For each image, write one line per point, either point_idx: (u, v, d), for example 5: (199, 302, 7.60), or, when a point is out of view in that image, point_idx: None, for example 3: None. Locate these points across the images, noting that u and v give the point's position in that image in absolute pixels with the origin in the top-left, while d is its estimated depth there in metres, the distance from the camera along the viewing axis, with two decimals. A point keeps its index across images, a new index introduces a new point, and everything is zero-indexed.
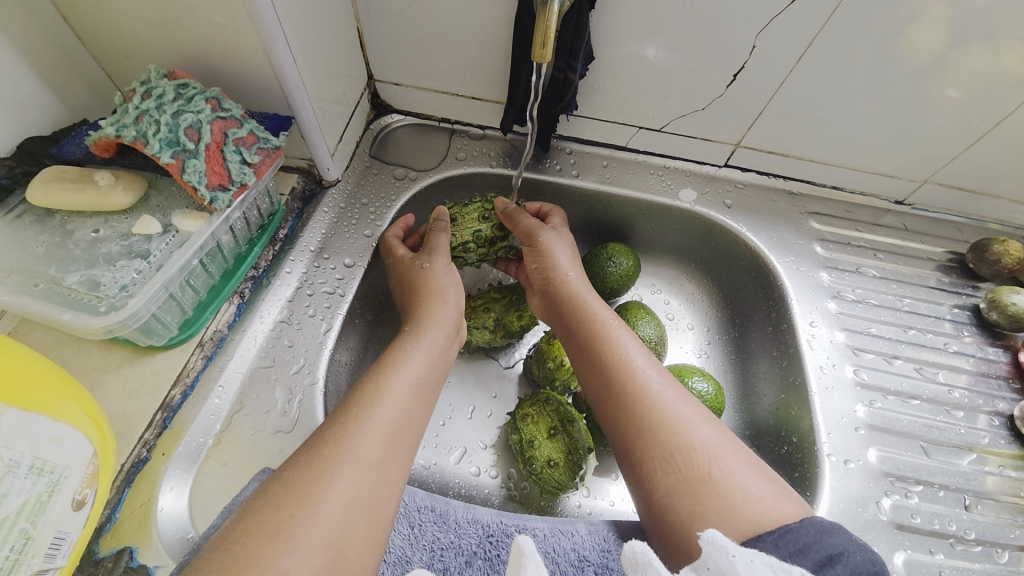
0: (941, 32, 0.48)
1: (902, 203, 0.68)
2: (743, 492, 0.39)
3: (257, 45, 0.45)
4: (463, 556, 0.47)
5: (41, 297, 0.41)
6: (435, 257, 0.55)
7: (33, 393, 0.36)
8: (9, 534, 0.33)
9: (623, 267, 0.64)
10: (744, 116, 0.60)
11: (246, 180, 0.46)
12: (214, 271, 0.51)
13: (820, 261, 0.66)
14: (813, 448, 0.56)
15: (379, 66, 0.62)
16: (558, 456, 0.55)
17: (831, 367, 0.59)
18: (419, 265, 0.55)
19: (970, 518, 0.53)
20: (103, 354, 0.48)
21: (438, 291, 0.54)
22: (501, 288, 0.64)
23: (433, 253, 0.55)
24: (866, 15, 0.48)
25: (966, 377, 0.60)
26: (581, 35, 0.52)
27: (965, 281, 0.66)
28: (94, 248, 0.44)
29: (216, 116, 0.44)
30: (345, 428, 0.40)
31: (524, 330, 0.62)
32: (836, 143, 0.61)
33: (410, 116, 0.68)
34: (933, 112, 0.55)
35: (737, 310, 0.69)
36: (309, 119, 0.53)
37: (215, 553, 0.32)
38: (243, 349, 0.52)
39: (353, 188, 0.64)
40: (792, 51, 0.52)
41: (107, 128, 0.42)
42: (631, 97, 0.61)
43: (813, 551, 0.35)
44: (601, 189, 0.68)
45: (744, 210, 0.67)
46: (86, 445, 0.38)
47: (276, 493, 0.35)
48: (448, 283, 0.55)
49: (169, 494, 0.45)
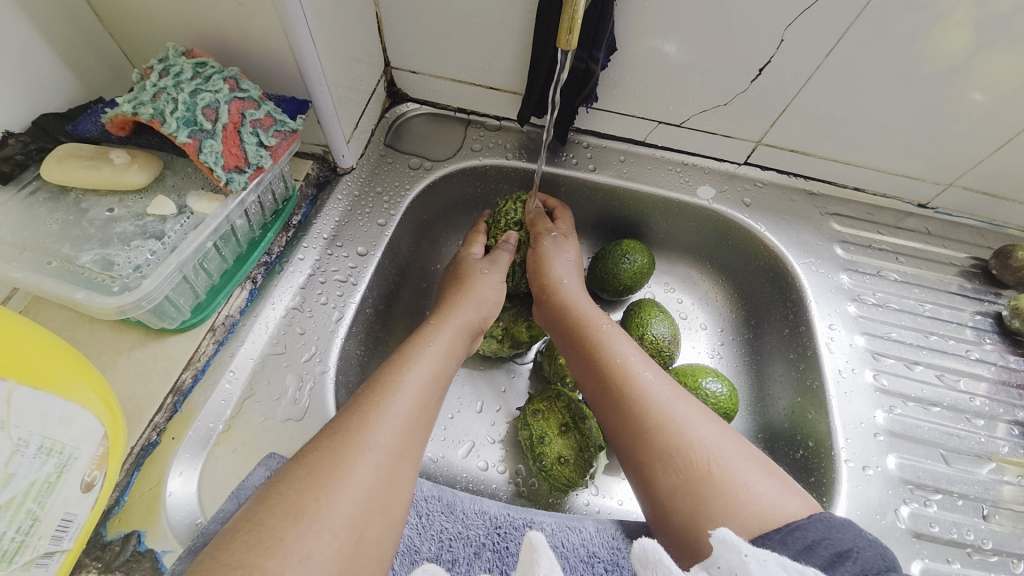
0: (974, 31, 0.47)
1: (925, 207, 0.66)
2: (746, 488, 0.38)
3: (276, 25, 0.44)
4: (472, 547, 0.46)
5: (54, 275, 0.40)
6: (492, 271, 0.56)
7: (46, 372, 0.35)
8: (15, 514, 0.33)
9: (637, 264, 0.63)
10: (766, 113, 0.59)
11: (262, 162, 0.45)
12: (227, 255, 0.51)
13: (840, 263, 0.64)
14: (830, 453, 0.55)
15: (396, 53, 0.61)
16: (568, 453, 0.54)
17: (849, 371, 0.58)
18: (467, 270, 0.57)
19: (988, 528, 0.52)
20: (114, 336, 0.48)
21: (474, 293, 0.54)
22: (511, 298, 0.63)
23: (494, 266, 0.57)
24: (897, 12, 0.46)
25: (986, 385, 0.59)
26: (605, 24, 0.50)
27: (988, 288, 0.64)
28: (109, 228, 0.43)
29: (234, 96, 0.44)
30: (363, 416, 0.39)
31: (532, 340, 0.61)
32: (859, 143, 0.60)
33: (426, 105, 0.68)
34: (961, 114, 0.54)
35: (754, 311, 0.68)
36: (326, 104, 0.52)
37: (240, 533, 0.32)
38: (255, 334, 0.52)
39: (367, 176, 0.63)
40: (820, 48, 0.51)
41: (123, 105, 0.41)
42: (651, 91, 0.59)
43: (821, 549, 0.34)
44: (618, 183, 0.67)
45: (763, 208, 0.66)
46: (96, 427, 0.38)
47: (300, 477, 0.35)
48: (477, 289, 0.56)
49: (178, 479, 0.45)
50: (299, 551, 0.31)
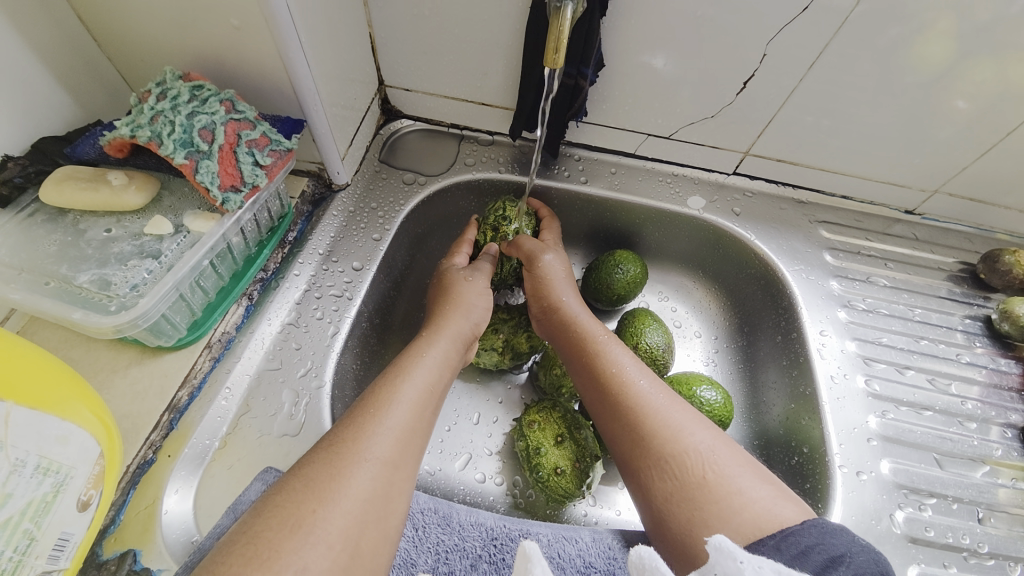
0: (951, 42, 0.48)
1: (912, 213, 0.67)
2: (740, 494, 0.39)
3: (271, 48, 0.45)
4: (469, 559, 0.46)
5: (52, 295, 0.41)
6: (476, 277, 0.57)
7: (44, 391, 0.36)
8: (12, 534, 0.33)
9: (630, 274, 0.64)
10: (753, 124, 0.60)
11: (258, 181, 0.46)
12: (224, 272, 0.52)
13: (830, 270, 0.65)
14: (824, 459, 0.55)
15: (390, 71, 0.63)
16: (565, 463, 0.54)
17: (842, 377, 0.59)
18: (456, 279, 0.57)
19: (983, 532, 0.52)
20: (111, 354, 0.48)
21: (466, 304, 0.55)
22: (510, 308, 0.63)
23: (478, 274, 0.57)
24: (876, 25, 0.48)
25: (977, 388, 0.60)
26: (593, 40, 0.52)
27: (977, 292, 0.65)
28: (107, 248, 0.44)
29: (230, 118, 0.45)
30: (360, 428, 0.40)
31: (533, 351, 0.62)
32: (845, 152, 0.61)
33: (420, 121, 0.69)
34: (942, 122, 0.55)
35: (747, 319, 0.69)
36: (320, 122, 0.53)
37: (238, 545, 0.32)
38: (251, 350, 0.52)
39: (362, 191, 0.64)
40: (803, 60, 0.52)
41: (121, 128, 0.42)
42: (640, 104, 0.61)
43: (814, 554, 0.34)
44: (610, 195, 0.68)
45: (753, 217, 0.67)
46: (93, 445, 0.38)
47: (296, 490, 0.35)
48: (484, 306, 0.56)
49: (174, 496, 0.45)
50: (296, 563, 0.31)
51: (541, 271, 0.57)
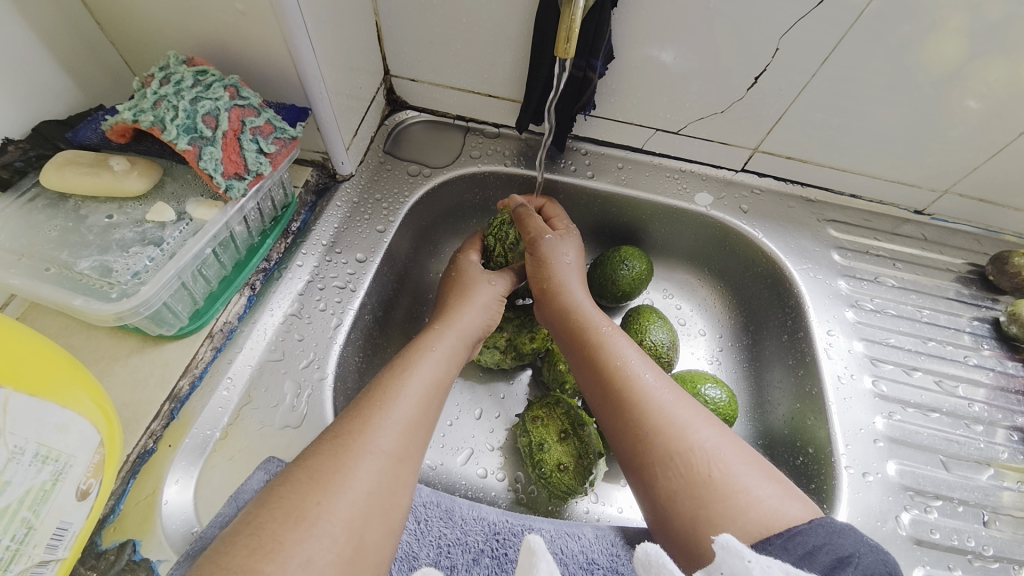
0: (966, 39, 0.47)
1: (921, 213, 0.67)
2: (746, 493, 0.38)
3: (276, 34, 0.44)
4: (470, 553, 0.46)
5: (52, 282, 0.40)
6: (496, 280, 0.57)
7: (43, 379, 0.35)
8: (10, 522, 0.32)
9: (635, 270, 0.63)
10: (762, 120, 0.59)
11: (262, 169, 0.46)
12: (226, 261, 0.51)
13: (838, 269, 0.65)
14: (830, 459, 0.54)
15: (396, 61, 0.62)
16: (568, 460, 0.53)
17: (849, 377, 0.58)
18: (474, 275, 0.57)
19: (988, 535, 0.52)
20: (112, 343, 0.47)
21: (476, 297, 0.54)
22: (513, 308, 0.62)
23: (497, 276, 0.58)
24: (890, 21, 0.47)
25: (984, 390, 0.59)
26: (603, 33, 0.51)
27: (985, 293, 0.64)
28: (107, 234, 0.43)
29: (234, 104, 0.44)
30: (365, 420, 0.39)
31: (535, 352, 0.61)
32: (854, 150, 0.61)
33: (426, 113, 0.68)
34: (955, 122, 0.54)
35: (752, 318, 0.68)
36: (325, 111, 0.52)
37: (241, 536, 0.31)
38: (253, 341, 0.52)
39: (366, 182, 0.63)
40: (815, 56, 0.51)
41: (124, 112, 0.42)
42: (648, 99, 0.60)
43: (822, 554, 0.34)
44: (616, 190, 0.67)
45: (760, 214, 0.67)
46: (93, 434, 0.38)
47: (301, 480, 0.35)
48: (496, 305, 0.55)
49: (175, 487, 0.44)
50: (299, 555, 0.31)
51: (545, 255, 0.56)
